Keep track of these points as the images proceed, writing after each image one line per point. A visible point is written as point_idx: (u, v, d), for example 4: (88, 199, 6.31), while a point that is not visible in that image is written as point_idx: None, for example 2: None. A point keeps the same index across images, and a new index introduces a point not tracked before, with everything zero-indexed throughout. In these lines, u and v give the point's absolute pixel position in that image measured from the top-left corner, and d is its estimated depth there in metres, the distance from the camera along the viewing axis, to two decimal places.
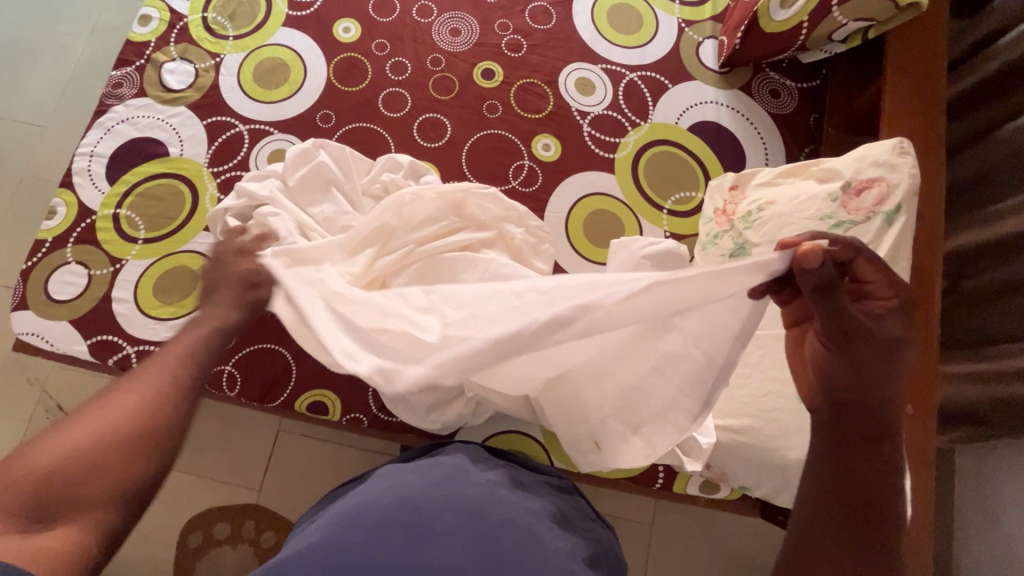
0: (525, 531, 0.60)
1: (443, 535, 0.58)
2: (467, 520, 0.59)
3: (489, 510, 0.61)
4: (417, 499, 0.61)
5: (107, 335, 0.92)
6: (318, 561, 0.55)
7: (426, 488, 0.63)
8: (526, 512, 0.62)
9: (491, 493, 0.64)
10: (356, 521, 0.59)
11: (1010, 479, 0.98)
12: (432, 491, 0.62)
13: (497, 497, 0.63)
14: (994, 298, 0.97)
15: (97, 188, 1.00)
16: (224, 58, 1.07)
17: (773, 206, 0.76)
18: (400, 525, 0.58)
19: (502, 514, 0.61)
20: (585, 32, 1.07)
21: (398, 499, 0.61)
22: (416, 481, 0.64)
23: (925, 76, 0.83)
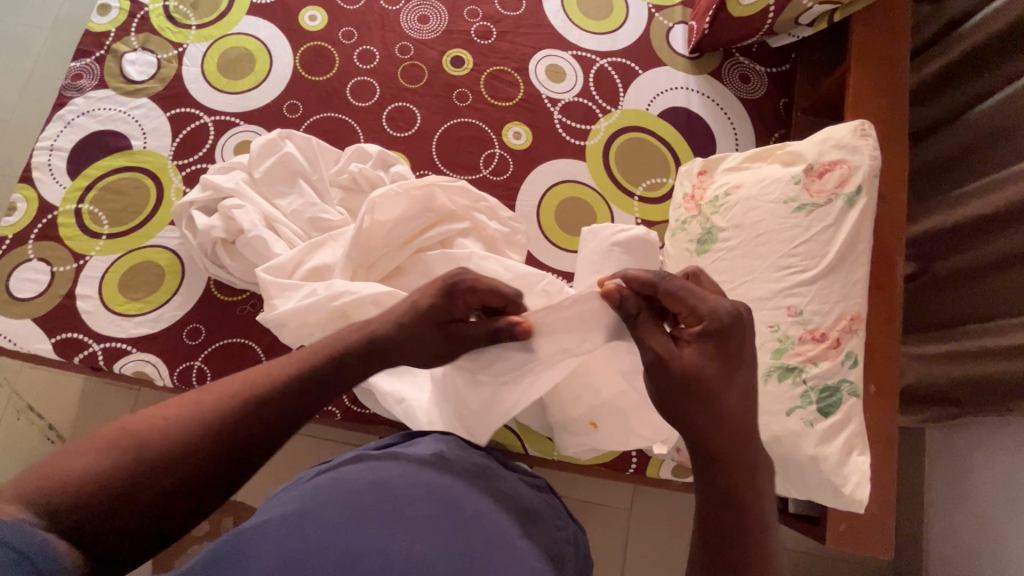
0: (497, 528, 0.53)
1: (412, 525, 0.51)
2: (440, 511, 0.53)
3: (466, 500, 0.55)
4: (388, 482, 0.55)
5: (72, 333, 0.90)
6: (270, 543, 0.48)
7: (403, 472, 0.56)
8: (503, 505, 0.56)
9: (469, 482, 0.57)
10: (319, 504, 0.52)
11: (981, 455, 1.00)
12: (407, 475, 0.56)
13: (474, 487, 0.57)
14: (965, 278, 0.99)
15: (58, 183, 0.97)
16: (188, 48, 1.05)
17: (739, 190, 0.76)
18: (371, 512, 0.51)
19: (476, 507, 0.54)
20: (555, 18, 1.06)
21: (367, 483, 0.54)
22: (389, 463, 0.57)
23: (890, 59, 0.83)
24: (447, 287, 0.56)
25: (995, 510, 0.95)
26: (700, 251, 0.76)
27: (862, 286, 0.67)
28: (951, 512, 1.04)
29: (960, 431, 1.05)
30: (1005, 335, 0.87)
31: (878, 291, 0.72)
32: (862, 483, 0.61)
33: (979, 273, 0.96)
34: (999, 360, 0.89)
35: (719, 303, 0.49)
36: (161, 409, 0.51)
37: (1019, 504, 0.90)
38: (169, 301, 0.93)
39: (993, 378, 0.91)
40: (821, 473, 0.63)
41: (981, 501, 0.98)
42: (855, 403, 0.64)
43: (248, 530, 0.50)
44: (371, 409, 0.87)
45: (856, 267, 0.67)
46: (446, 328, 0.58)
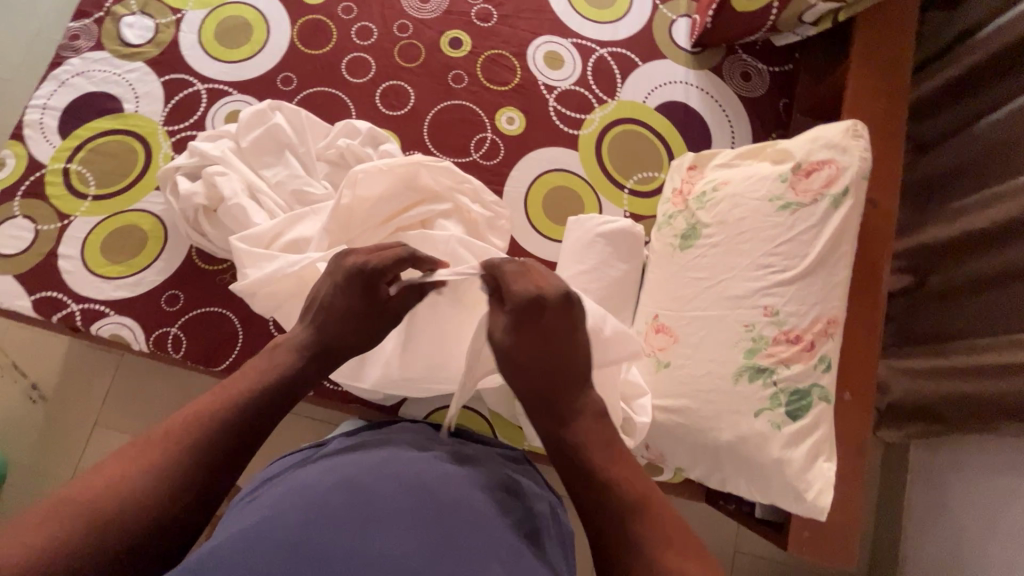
0: (474, 511, 0.52)
1: (388, 515, 0.48)
2: (413, 496, 0.51)
3: (439, 488, 0.53)
4: (358, 478, 0.52)
5: (52, 291, 0.90)
6: (236, 551, 0.45)
7: (371, 468, 0.54)
8: (476, 489, 0.55)
9: (440, 470, 0.56)
10: (289, 508, 0.49)
11: (963, 476, 0.98)
12: (376, 470, 0.54)
13: (447, 475, 0.55)
14: (959, 295, 0.97)
15: (48, 142, 0.98)
16: (186, 14, 1.04)
17: (726, 186, 0.75)
18: (343, 506, 0.49)
19: (452, 493, 0.53)
20: (557, 4, 1.04)
21: (337, 482, 0.52)
22: (358, 462, 0.55)
23: (892, 61, 0.81)
24: (345, 277, 0.66)
25: (972, 529, 0.93)
26: (683, 246, 0.76)
27: (842, 290, 0.65)
28: (928, 530, 1.03)
29: (940, 448, 1.04)
30: (993, 352, 0.86)
31: (861, 298, 0.70)
32: (824, 489, 0.59)
33: (973, 288, 0.94)
34: (984, 378, 0.87)
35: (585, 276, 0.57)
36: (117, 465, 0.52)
37: (994, 525, 0.89)
38: (151, 265, 0.92)
39: (980, 396, 0.89)
40: (785, 476, 0.61)
41: (959, 521, 0.96)
42: (823, 408, 0.62)
43: (214, 543, 0.47)
44: (342, 386, 0.86)
45: (836, 270, 0.65)
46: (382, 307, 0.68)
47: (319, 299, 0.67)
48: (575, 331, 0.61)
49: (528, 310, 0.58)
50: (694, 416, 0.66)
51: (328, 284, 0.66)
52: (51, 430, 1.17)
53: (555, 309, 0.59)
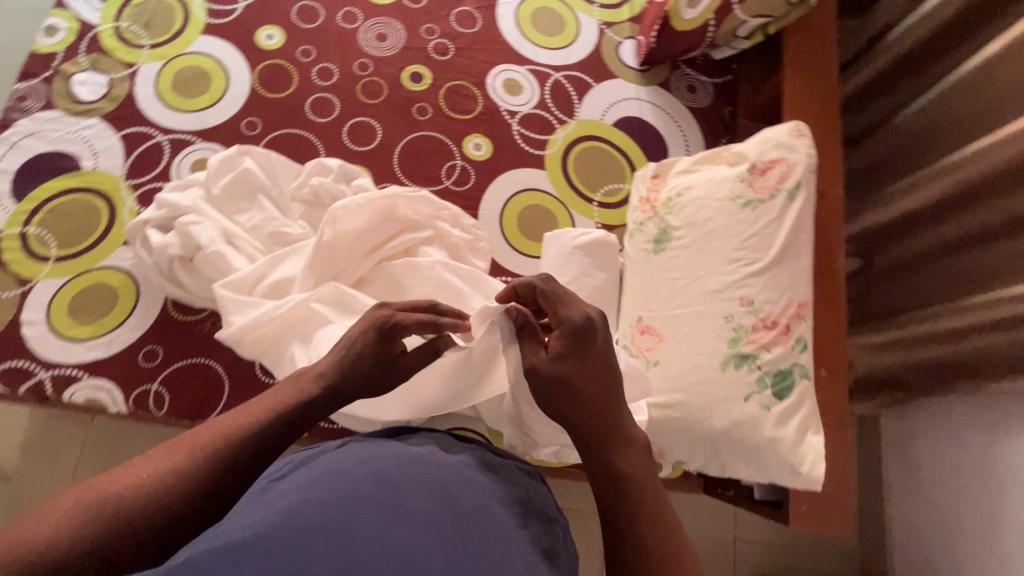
0: (494, 521, 0.52)
1: (415, 515, 0.48)
2: (439, 500, 0.51)
3: (464, 492, 0.53)
4: (386, 470, 0.53)
5: (17, 361, 0.86)
6: (267, 530, 0.44)
7: (401, 463, 0.54)
8: (496, 500, 0.55)
9: (464, 475, 0.56)
10: (320, 496, 0.49)
11: (932, 438, 1.05)
12: (406, 466, 0.54)
13: (468, 480, 0.56)
14: (902, 272, 1.06)
15: (1, 206, 0.94)
16: (140, 68, 1.04)
17: (690, 191, 0.80)
18: (372, 500, 0.49)
19: (474, 501, 0.53)
20: (510, 35, 1.09)
21: (369, 473, 0.52)
22: (385, 453, 0.55)
23: (821, 66, 0.89)
24: (382, 329, 0.62)
25: (946, 486, 1.00)
26: (657, 250, 0.81)
27: (807, 274, 0.71)
28: (909, 494, 1.09)
29: (908, 416, 1.11)
30: (943, 319, 0.94)
31: (824, 282, 0.75)
32: (818, 461, 0.63)
33: (915, 263, 1.03)
34: (938, 344, 0.95)
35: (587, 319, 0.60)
36: (127, 469, 0.51)
37: (967, 480, 0.96)
38: (124, 322, 0.90)
39: (937, 361, 0.96)
40: (779, 454, 0.65)
41: (933, 480, 1.03)
42: (806, 386, 0.67)
43: (245, 523, 0.46)
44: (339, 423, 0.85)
45: (799, 257, 0.71)
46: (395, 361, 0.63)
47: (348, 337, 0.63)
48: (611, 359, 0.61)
49: (582, 334, 0.59)
50: (688, 409, 0.70)
51: (358, 330, 0.62)
52: (16, 511, 1.09)
53: (602, 332, 0.60)
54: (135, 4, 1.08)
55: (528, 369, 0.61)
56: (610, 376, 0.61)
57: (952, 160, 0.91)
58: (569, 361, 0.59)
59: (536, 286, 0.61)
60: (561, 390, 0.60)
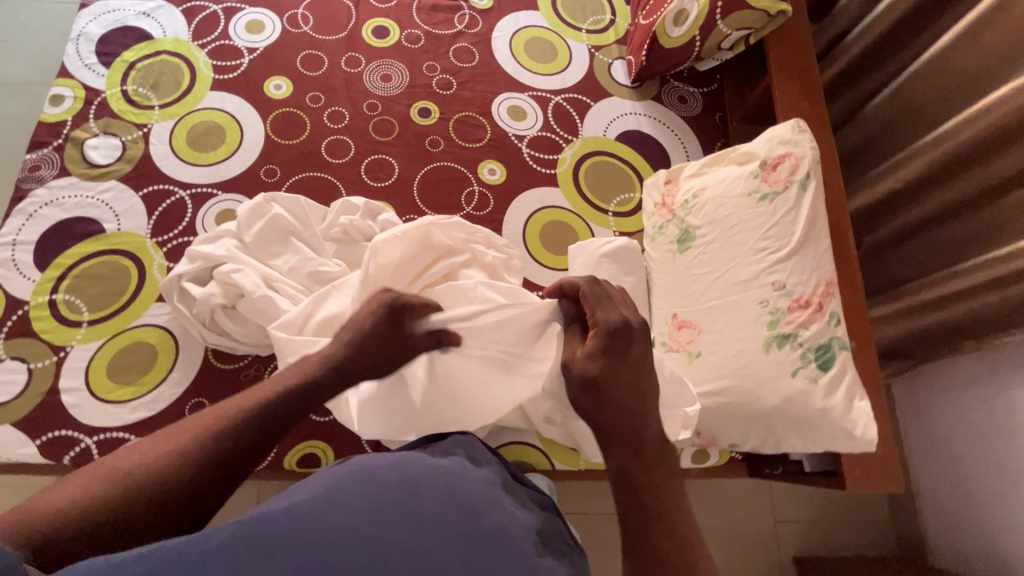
0: (511, 544, 0.52)
1: (436, 528, 0.50)
2: (461, 517, 0.53)
3: (486, 510, 0.55)
4: (418, 480, 0.55)
5: (60, 430, 0.85)
6: (301, 517, 0.48)
7: (431, 474, 0.56)
8: (517, 520, 0.57)
9: (488, 494, 0.58)
10: (354, 494, 0.51)
11: (943, 399, 1.12)
12: (434, 479, 0.56)
13: (492, 500, 0.57)
14: (894, 248, 1.15)
15: (26, 277, 0.93)
16: (152, 127, 1.05)
17: (705, 191, 0.86)
18: (398, 510, 0.51)
19: (495, 519, 0.54)
20: (507, 65, 1.16)
21: (399, 481, 0.54)
22: (416, 462, 0.58)
23: (802, 68, 0.98)
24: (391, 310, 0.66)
25: (963, 441, 1.07)
26: (682, 249, 0.86)
27: (828, 255, 0.77)
28: (928, 454, 1.16)
29: (918, 382, 1.18)
30: (938, 286, 1.02)
31: (841, 262, 0.82)
32: (869, 423, 0.68)
33: (903, 238, 1.12)
34: (937, 309, 1.02)
35: (613, 314, 0.61)
36: (137, 449, 0.57)
37: (982, 433, 1.02)
38: (165, 378, 0.89)
39: (940, 325, 1.04)
40: (831, 422, 0.70)
41: (949, 438, 1.10)
42: (846, 356, 0.72)
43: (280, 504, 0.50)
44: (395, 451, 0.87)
45: (819, 241, 0.77)
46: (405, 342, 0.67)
47: (354, 321, 0.66)
48: (648, 364, 0.62)
49: (614, 333, 0.60)
50: (739, 392, 0.74)
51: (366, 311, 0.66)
52: None
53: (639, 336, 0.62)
54: (139, 67, 1.10)
55: (564, 362, 0.63)
56: (643, 377, 0.61)
57: (938, 132, 0.97)
58: (599, 362, 0.60)
59: (581, 287, 0.63)
60: (596, 389, 0.60)
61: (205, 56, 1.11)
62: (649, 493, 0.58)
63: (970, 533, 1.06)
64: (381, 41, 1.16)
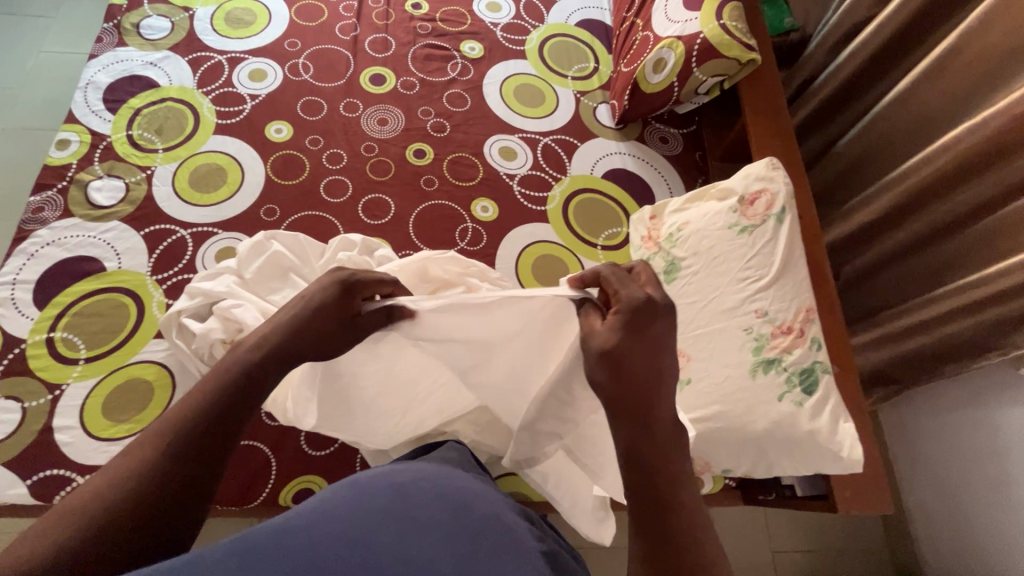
0: (505, 531, 0.53)
1: (429, 526, 0.50)
2: (454, 513, 0.53)
3: (477, 504, 0.55)
4: (409, 485, 0.55)
5: (52, 470, 0.85)
6: (287, 534, 0.46)
7: (418, 479, 0.56)
8: (509, 510, 0.57)
9: (477, 491, 0.58)
10: (339, 506, 0.51)
11: (929, 422, 1.15)
12: (421, 483, 0.56)
13: (480, 494, 0.57)
14: (871, 277, 1.19)
15: (24, 316, 0.94)
16: (155, 169, 1.09)
17: (688, 225, 0.91)
18: (388, 515, 0.50)
19: (488, 512, 0.55)
20: (498, 109, 1.22)
21: (384, 489, 0.54)
22: (399, 471, 0.58)
23: (774, 110, 1.06)
24: (340, 282, 0.64)
25: (950, 463, 1.09)
26: (668, 280, 0.90)
27: (807, 284, 0.81)
28: (918, 478, 1.17)
29: (904, 407, 1.20)
30: (915, 313, 1.06)
31: (820, 292, 0.86)
32: (855, 444, 0.71)
33: (879, 267, 1.17)
34: (915, 335, 1.06)
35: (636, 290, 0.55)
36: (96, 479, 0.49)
37: (970, 454, 1.05)
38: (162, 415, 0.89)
39: (921, 350, 1.07)
40: (820, 444, 0.72)
41: (938, 460, 1.12)
42: (828, 380, 0.75)
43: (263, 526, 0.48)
44: None
45: (797, 270, 0.81)
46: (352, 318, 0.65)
47: (302, 297, 0.63)
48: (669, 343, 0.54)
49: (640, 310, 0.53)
50: (729, 418, 0.76)
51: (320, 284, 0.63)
52: None
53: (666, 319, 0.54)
54: (145, 113, 1.14)
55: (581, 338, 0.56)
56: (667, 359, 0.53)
57: (907, 164, 1.02)
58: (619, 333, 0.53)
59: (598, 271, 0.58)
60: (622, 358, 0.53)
61: (209, 102, 1.17)
62: (669, 484, 0.52)
63: (967, 558, 1.06)
64: (378, 87, 1.22)
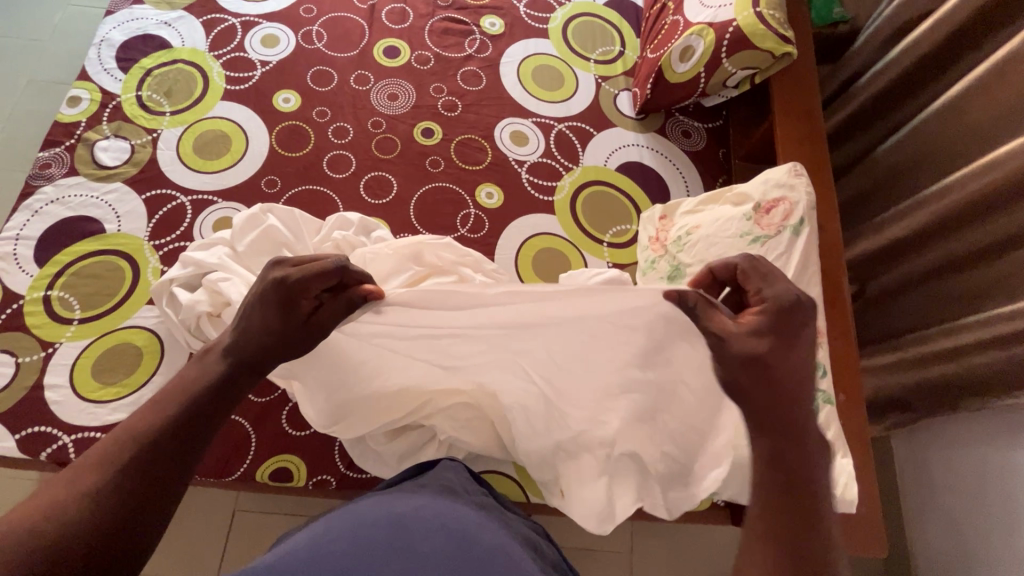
0: (508, 563, 0.55)
1: (425, 559, 0.54)
2: (454, 543, 0.56)
3: (481, 534, 0.58)
4: (407, 516, 0.58)
5: (40, 427, 0.86)
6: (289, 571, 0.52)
7: (417, 506, 0.60)
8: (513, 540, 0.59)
9: (480, 520, 0.61)
10: (339, 539, 0.55)
11: (943, 457, 1.08)
12: (422, 511, 0.60)
13: (483, 524, 0.60)
14: (896, 297, 1.12)
15: (24, 272, 0.95)
16: (161, 133, 1.08)
17: (698, 229, 0.85)
18: (385, 550, 0.54)
19: (491, 541, 0.57)
20: (513, 90, 1.17)
21: (384, 517, 0.58)
22: (400, 499, 0.62)
23: (807, 110, 0.98)
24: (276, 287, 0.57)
25: (958, 501, 1.03)
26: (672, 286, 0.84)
27: (819, 304, 0.75)
28: (924, 513, 1.11)
29: (919, 438, 1.13)
30: (939, 340, 0.98)
31: (834, 314, 0.80)
32: (849, 483, 0.66)
33: (906, 287, 1.09)
34: (940, 362, 0.98)
35: (782, 288, 0.52)
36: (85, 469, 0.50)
37: (981, 497, 0.98)
38: (148, 382, 0.90)
39: (940, 382, 0.99)
40: None
41: (946, 497, 1.06)
42: (830, 410, 0.70)
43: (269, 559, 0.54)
44: (369, 472, 0.86)
45: (810, 288, 0.75)
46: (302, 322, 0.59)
47: (246, 304, 0.58)
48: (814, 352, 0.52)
49: (790, 312, 0.51)
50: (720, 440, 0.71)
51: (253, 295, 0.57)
52: None
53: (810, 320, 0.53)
54: (155, 73, 1.13)
55: (718, 341, 0.51)
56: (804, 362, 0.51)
57: (948, 180, 0.94)
58: (768, 335, 0.51)
59: (735, 264, 0.55)
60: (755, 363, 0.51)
61: (219, 66, 1.14)
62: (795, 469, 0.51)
63: None
64: (391, 60, 1.18)
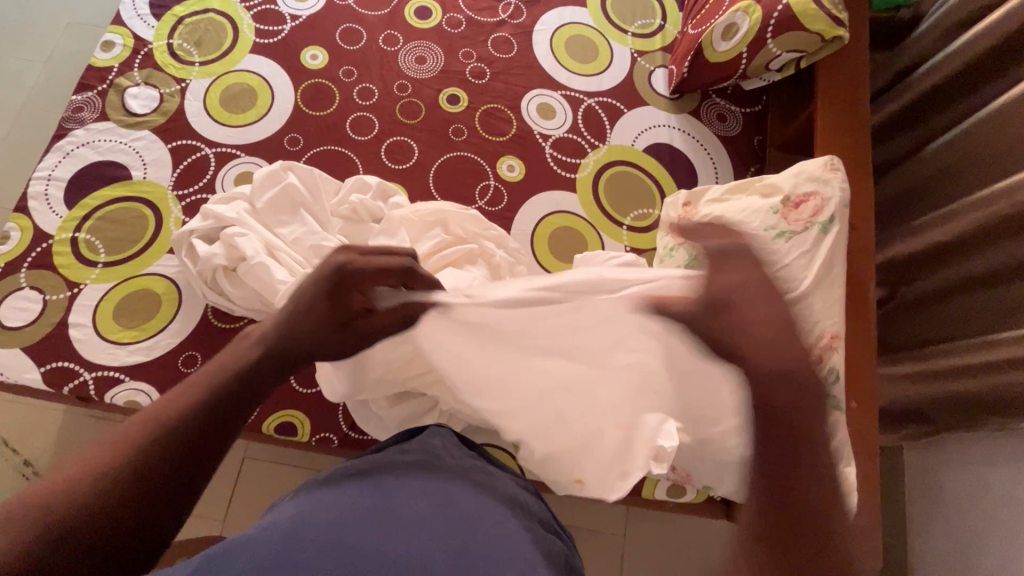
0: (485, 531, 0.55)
1: (412, 524, 0.53)
2: (436, 509, 0.56)
3: (461, 502, 0.58)
4: (389, 484, 0.58)
5: (63, 362, 0.90)
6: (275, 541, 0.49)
7: (400, 475, 0.60)
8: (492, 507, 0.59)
9: (461, 487, 0.61)
10: (322, 510, 0.53)
11: (954, 474, 1.05)
12: (404, 479, 0.59)
13: (464, 492, 0.60)
14: (926, 304, 1.06)
15: (54, 212, 0.98)
16: (190, 83, 1.08)
17: (722, 219, 0.81)
18: (372, 516, 0.53)
19: (469, 508, 0.57)
20: (544, 60, 1.13)
21: (366, 487, 0.57)
22: (383, 467, 0.61)
23: (853, 101, 0.92)
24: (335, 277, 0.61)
25: (963, 518, 1.01)
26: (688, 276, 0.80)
27: (837, 308, 0.72)
28: (926, 526, 1.09)
29: (932, 452, 1.10)
30: (971, 353, 0.91)
31: (853, 319, 0.77)
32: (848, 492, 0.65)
33: (937, 297, 1.04)
34: (965, 377, 0.93)
35: None
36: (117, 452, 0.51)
37: (990, 517, 0.96)
38: (166, 328, 0.93)
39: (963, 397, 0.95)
40: None
41: (951, 514, 1.04)
42: (838, 417, 0.68)
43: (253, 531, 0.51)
44: (370, 435, 0.88)
45: (832, 289, 0.73)
46: (352, 318, 0.62)
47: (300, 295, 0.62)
48: None
49: None
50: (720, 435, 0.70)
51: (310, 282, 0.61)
52: None
53: None
54: (187, 22, 1.13)
55: None
56: None
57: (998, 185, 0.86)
58: None
59: None
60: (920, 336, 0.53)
61: (249, 18, 1.13)
62: None
63: None
64: (422, 22, 1.15)
